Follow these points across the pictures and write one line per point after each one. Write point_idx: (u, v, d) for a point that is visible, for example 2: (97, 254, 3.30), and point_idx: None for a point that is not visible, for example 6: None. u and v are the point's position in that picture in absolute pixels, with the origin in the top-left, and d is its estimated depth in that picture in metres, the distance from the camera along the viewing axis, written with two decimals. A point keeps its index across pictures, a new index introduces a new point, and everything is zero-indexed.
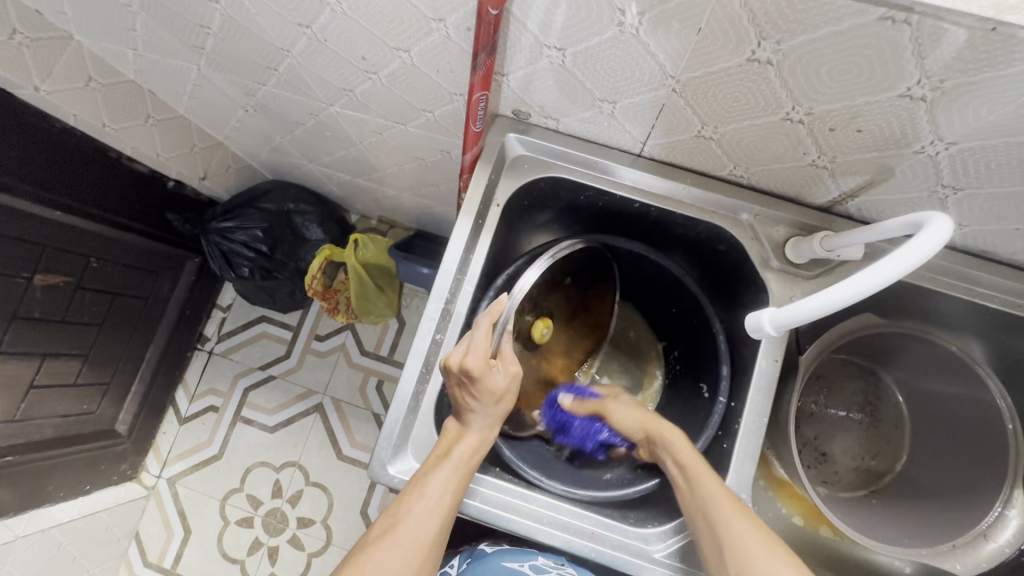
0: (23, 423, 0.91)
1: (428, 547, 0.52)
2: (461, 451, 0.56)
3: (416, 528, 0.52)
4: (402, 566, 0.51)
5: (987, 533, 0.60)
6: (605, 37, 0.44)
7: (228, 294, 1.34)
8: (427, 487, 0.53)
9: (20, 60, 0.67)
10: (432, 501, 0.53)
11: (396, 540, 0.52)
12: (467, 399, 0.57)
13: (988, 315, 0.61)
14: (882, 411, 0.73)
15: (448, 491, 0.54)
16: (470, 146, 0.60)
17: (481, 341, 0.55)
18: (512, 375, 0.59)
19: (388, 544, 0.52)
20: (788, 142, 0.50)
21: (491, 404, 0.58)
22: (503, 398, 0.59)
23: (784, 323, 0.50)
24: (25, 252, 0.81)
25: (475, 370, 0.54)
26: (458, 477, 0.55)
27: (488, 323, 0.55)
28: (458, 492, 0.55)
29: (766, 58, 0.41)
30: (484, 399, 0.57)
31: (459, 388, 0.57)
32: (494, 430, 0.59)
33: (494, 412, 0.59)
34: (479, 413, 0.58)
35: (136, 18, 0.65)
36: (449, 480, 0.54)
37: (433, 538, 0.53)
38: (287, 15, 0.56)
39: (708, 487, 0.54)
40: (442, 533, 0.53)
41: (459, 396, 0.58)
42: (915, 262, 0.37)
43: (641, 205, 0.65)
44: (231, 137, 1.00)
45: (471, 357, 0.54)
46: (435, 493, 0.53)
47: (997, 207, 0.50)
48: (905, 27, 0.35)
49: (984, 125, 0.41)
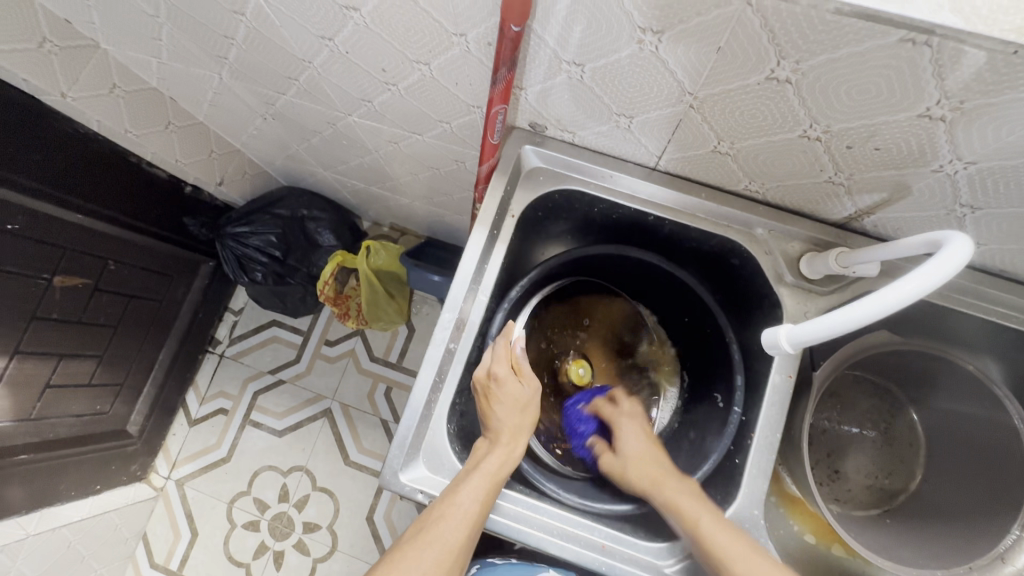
0: (38, 422, 0.91)
1: (458, 552, 0.51)
2: (489, 466, 0.56)
3: (448, 534, 0.51)
4: (432, 568, 0.50)
5: (1004, 557, 0.57)
6: (623, 54, 0.45)
7: (241, 297, 1.36)
8: (458, 496, 0.53)
9: (49, 68, 0.69)
10: (463, 508, 0.52)
11: (429, 542, 0.51)
12: (491, 409, 0.60)
13: (1006, 335, 0.60)
14: (897, 429, 0.72)
15: (479, 499, 0.53)
16: (487, 157, 0.60)
17: (503, 351, 0.61)
18: (531, 390, 0.62)
19: (420, 544, 0.51)
20: (804, 158, 0.51)
21: (518, 413, 0.60)
22: (525, 409, 0.61)
23: (803, 339, 0.49)
24: (47, 254, 0.83)
25: (501, 374, 0.59)
26: (494, 484, 0.55)
27: (505, 340, 0.61)
28: (488, 502, 0.54)
29: (785, 76, 0.41)
30: (509, 404, 0.60)
31: (483, 398, 0.60)
32: (524, 443, 0.60)
33: (517, 427, 0.60)
34: (505, 422, 0.59)
35: (161, 28, 0.67)
36: (479, 489, 0.54)
37: (462, 547, 0.52)
38: (310, 28, 0.57)
39: (716, 521, 0.55)
40: (470, 540, 0.52)
41: (484, 407, 0.60)
42: (948, 274, 0.37)
43: (655, 218, 0.65)
44: (249, 143, 1.01)
45: (496, 364, 0.59)
46: (467, 500, 0.53)
47: (1016, 226, 0.50)
48: (925, 48, 0.35)
49: (1002, 145, 0.41)
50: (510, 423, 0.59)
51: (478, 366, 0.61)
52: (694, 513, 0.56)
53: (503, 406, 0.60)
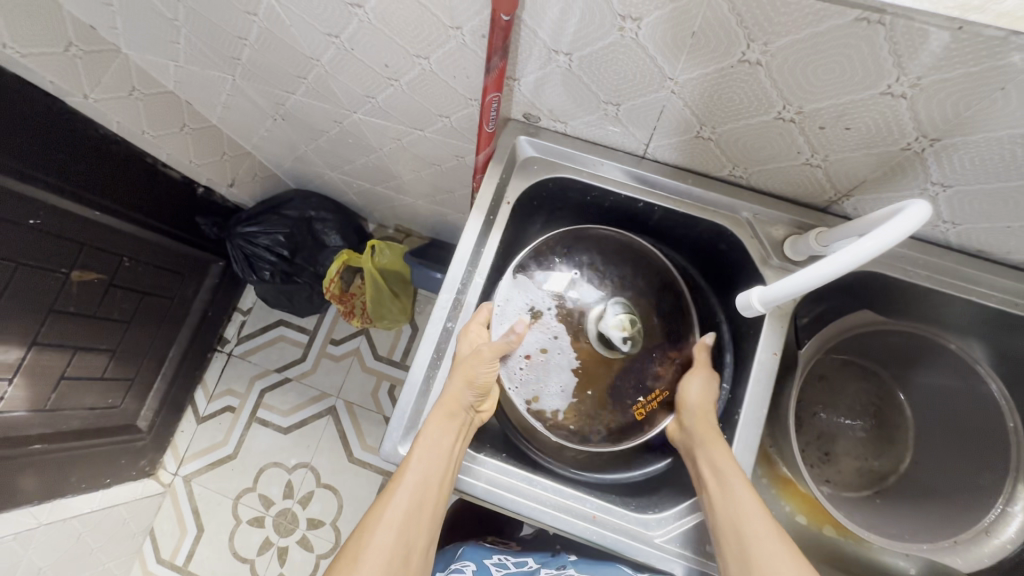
0: (52, 413, 0.94)
1: (406, 524, 0.55)
2: (430, 440, 0.57)
3: (393, 510, 0.55)
4: (388, 546, 0.54)
5: (989, 530, 0.61)
6: (608, 41, 0.48)
7: (249, 297, 1.40)
8: (405, 474, 0.56)
9: (73, 70, 0.73)
10: (409, 484, 0.56)
11: (380, 523, 0.55)
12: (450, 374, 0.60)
13: (987, 316, 0.62)
14: (886, 412, 0.74)
15: (421, 472, 0.56)
16: (483, 147, 0.63)
17: (476, 325, 0.62)
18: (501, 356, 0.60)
19: (373, 524, 0.55)
20: (782, 141, 0.53)
21: (472, 367, 0.58)
22: (478, 365, 0.58)
23: (773, 298, 0.51)
24: (66, 250, 0.87)
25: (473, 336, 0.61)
26: (434, 455, 0.56)
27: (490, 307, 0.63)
28: (434, 473, 0.56)
29: (756, 59, 0.44)
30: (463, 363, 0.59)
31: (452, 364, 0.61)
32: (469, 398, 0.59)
33: (465, 385, 0.59)
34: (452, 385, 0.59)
35: (181, 32, 0.71)
36: (425, 461, 0.56)
37: (410, 521, 0.55)
38: (318, 25, 0.61)
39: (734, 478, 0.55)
40: (419, 510, 0.56)
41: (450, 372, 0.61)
42: (915, 226, 0.40)
43: (644, 205, 0.68)
44: (258, 145, 1.06)
45: (467, 335, 0.61)
46: (410, 477, 0.56)
47: (987, 203, 0.52)
48: (879, 27, 0.38)
49: (962, 120, 0.44)
50: (482, 377, 0.59)
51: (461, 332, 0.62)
52: (718, 465, 0.57)
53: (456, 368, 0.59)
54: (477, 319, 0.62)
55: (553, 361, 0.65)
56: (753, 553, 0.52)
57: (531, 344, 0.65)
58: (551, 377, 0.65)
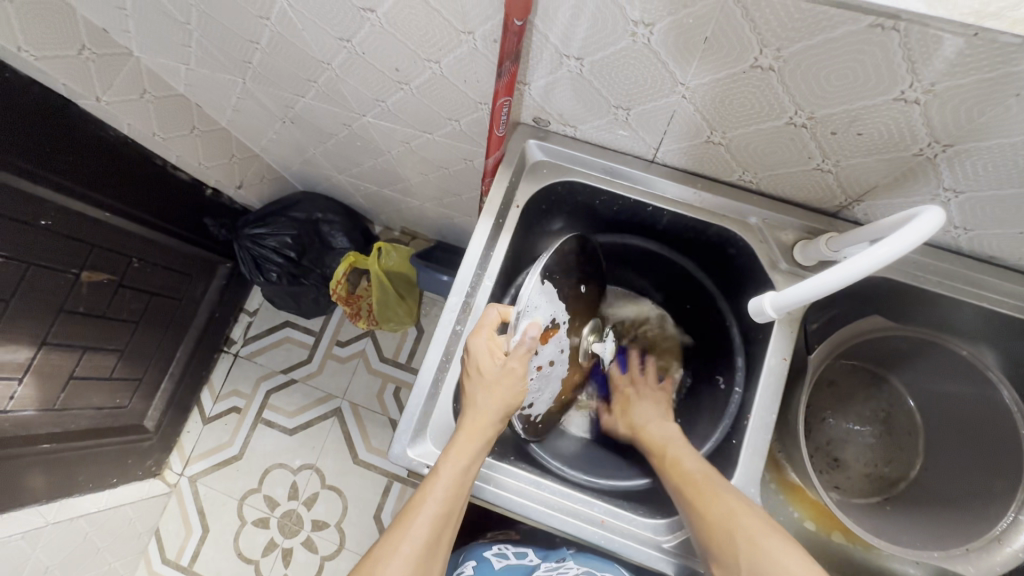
0: (60, 413, 0.95)
1: (425, 553, 0.52)
2: (458, 463, 0.55)
3: (414, 538, 0.52)
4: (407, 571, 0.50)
5: (1000, 538, 0.59)
6: (620, 46, 0.48)
7: (256, 298, 1.40)
8: (428, 497, 0.54)
9: (86, 73, 0.74)
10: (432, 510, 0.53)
11: (397, 549, 0.51)
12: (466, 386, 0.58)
13: (998, 322, 0.62)
14: (895, 419, 0.74)
15: (445, 497, 0.54)
16: (493, 150, 0.64)
17: (487, 334, 0.58)
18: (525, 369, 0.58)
19: (389, 551, 0.51)
20: (793, 146, 0.53)
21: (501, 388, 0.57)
22: (504, 385, 0.57)
23: (786, 303, 0.51)
24: (75, 251, 0.87)
25: (489, 349, 0.57)
26: (460, 479, 0.55)
27: (496, 312, 0.59)
28: (457, 496, 0.55)
29: (768, 64, 0.44)
30: (488, 382, 0.57)
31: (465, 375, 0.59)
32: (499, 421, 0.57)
33: (496, 405, 0.56)
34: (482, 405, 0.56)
35: (192, 36, 0.72)
36: (450, 486, 0.54)
37: (428, 549, 0.52)
38: (330, 29, 0.62)
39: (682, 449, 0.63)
40: (438, 535, 0.53)
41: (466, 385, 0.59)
42: (927, 233, 0.39)
43: (653, 209, 0.68)
44: (267, 147, 1.06)
45: (480, 347, 0.57)
46: (434, 502, 0.53)
47: (999, 209, 0.52)
48: (894, 33, 0.38)
49: (976, 126, 0.44)
50: (510, 396, 0.57)
51: (471, 337, 0.58)
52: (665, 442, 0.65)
53: (478, 385, 0.57)
54: (487, 328, 0.58)
55: (555, 372, 0.66)
56: (697, 491, 0.56)
57: (546, 355, 0.63)
58: (549, 387, 0.66)
